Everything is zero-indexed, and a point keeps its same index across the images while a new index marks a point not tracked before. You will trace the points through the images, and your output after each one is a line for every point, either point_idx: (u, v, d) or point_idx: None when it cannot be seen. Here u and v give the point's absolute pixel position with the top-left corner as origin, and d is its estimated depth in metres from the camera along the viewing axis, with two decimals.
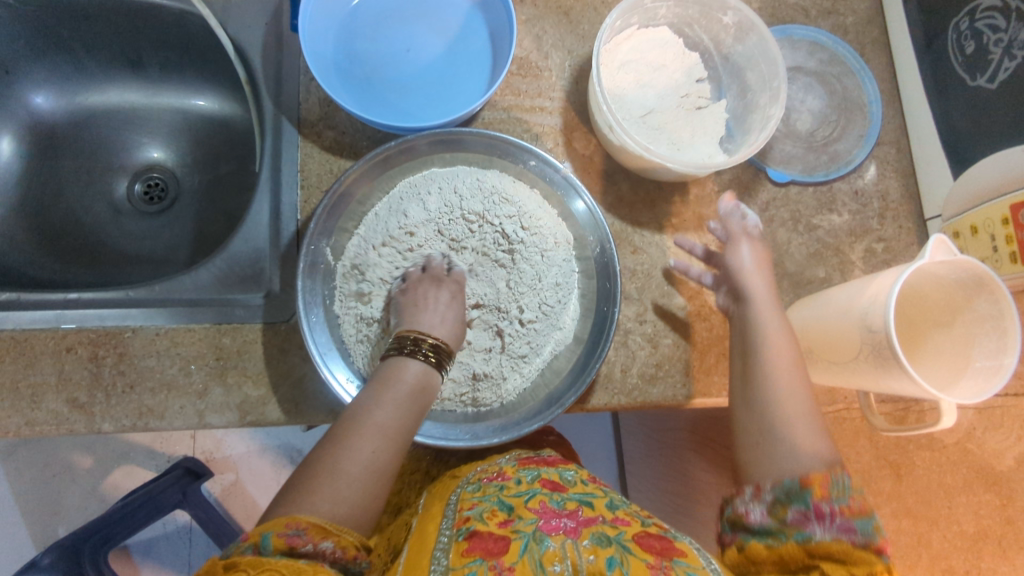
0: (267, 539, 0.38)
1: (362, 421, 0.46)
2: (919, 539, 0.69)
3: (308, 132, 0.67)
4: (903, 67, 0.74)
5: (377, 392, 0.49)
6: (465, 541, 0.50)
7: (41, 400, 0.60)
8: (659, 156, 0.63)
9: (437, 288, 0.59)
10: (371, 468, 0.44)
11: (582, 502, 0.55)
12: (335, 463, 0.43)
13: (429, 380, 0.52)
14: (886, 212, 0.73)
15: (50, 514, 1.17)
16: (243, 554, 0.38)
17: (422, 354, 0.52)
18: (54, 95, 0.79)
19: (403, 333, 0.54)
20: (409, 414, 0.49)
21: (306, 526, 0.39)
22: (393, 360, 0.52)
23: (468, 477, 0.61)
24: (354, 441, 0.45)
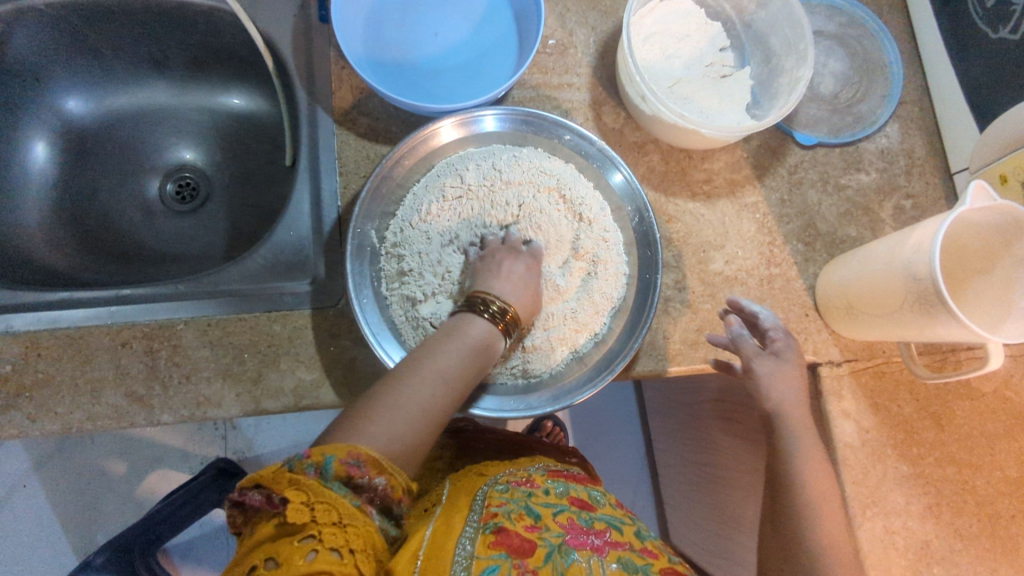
0: (329, 463, 0.39)
1: (425, 365, 0.47)
2: (964, 487, 0.69)
3: (343, 120, 0.68)
4: (920, 25, 0.76)
5: (441, 341, 0.50)
6: (492, 534, 0.51)
7: (100, 394, 0.61)
8: (694, 122, 0.64)
9: (512, 258, 0.59)
10: (426, 411, 0.45)
11: (611, 525, 0.58)
12: (396, 398, 0.44)
13: (491, 342, 0.52)
14: (912, 168, 0.74)
15: (88, 522, 1.17)
16: (306, 472, 0.38)
17: (489, 314, 0.53)
18: (85, 99, 0.80)
19: (474, 293, 0.54)
20: (471, 371, 0.49)
21: (366, 458, 0.40)
22: (460, 316, 0.53)
23: (496, 477, 0.62)
24: (417, 383, 0.46)
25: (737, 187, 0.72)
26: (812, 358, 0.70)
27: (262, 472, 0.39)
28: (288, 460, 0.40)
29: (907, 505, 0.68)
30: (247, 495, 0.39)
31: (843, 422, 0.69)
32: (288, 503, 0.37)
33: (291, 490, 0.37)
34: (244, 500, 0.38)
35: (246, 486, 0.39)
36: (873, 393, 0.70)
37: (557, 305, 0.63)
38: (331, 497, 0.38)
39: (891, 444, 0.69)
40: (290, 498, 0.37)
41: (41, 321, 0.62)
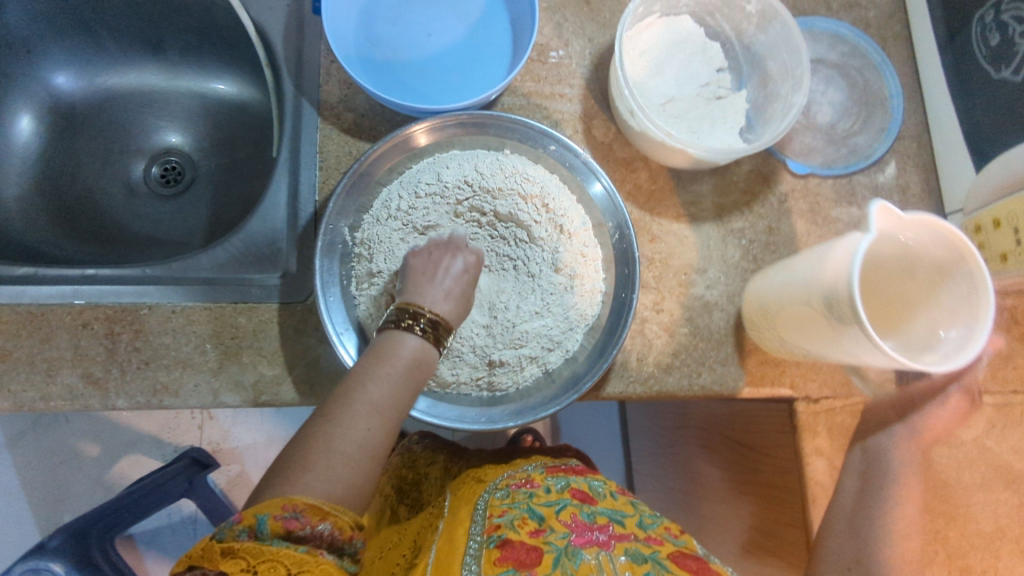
0: (262, 522, 0.40)
1: (354, 396, 0.46)
2: (937, 536, 0.67)
3: (328, 115, 0.67)
4: (925, 61, 0.74)
5: (369, 367, 0.48)
6: (496, 548, 0.51)
7: (57, 374, 0.60)
8: (681, 142, 0.62)
9: (450, 262, 0.57)
10: (363, 449, 0.44)
11: (613, 517, 0.57)
12: (328, 440, 0.43)
13: (426, 355, 0.51)
14: (906, 206, 0.73)
15: (55, 501, 1.16)
16: (240, 538, 0.40)
17: (419, 328, 0.51)
18: (76, 75, 0.80)
19: (401, 305, 0.52)
20: (405, 389, 0.48)
21: (302, 507, 0.40)
22: (388, 333, 0.51)
23: (496, 482, 0.63)
24: (348, 418, 0.44)
25: (725, 211, 0.71)
26: (790, 393, 0.69)
27: (194, 549, 0.40)
28: (221, 527, 0.41)
29: None
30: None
31: (815, 460, 0.68)
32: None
33: (228, 562, 0.39)
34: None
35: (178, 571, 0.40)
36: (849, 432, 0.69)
37: (528, 321, 0.61)
38: (274, 556, 0.39)
39: None
40: (229, 569, 0.38)
41: (2, 295, 0.60)
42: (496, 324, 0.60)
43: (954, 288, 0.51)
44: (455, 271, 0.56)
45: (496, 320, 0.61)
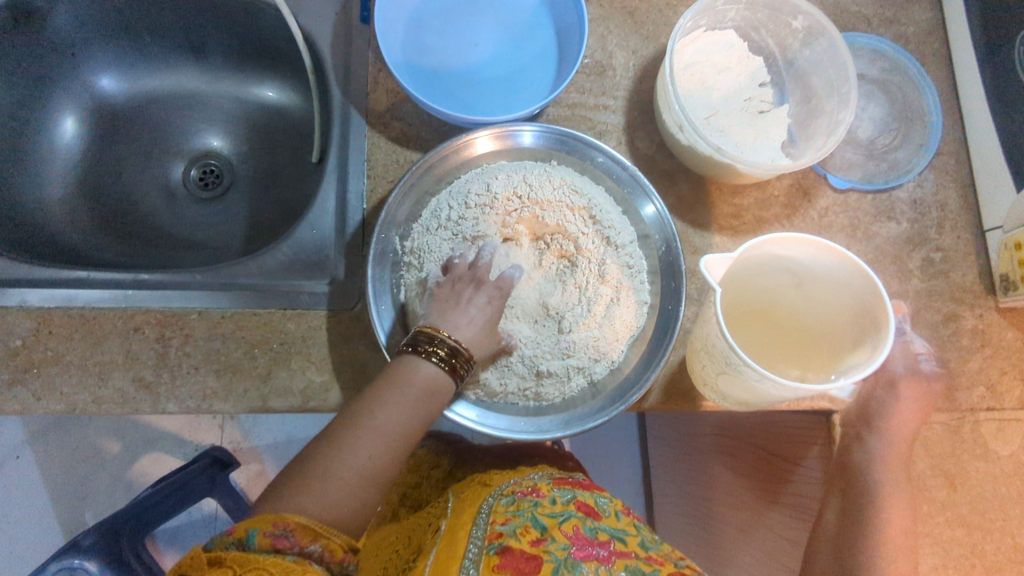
0: (253, 536, 0.39)
1: (361, 419, 0.46)
2: (972, 550, 0.68)
3: (376, 123, 0.67)
4: (964, 78, 0.75)
5: (380, 391, 0.48)
6: (496, 555, 0.52)
7: (109, 377, 0.61)
8: (731, 156, 0.63)
9: (473, 289, 0.56)
10: (363, 474, 0.44)
11: (615, 535, 0.57)
12: (327, 465, 0.43)
13: (441, 384, 0.50)
14: (944, 221, 0.73)
15: (77, 498, 1.16)
16: (228, 550, 0.39)
17: (437, 357, 0.51)
18: (119, 78, 0.81)
19: (424, 329, 0.52)
20: (415, 415, 0.48)
21: (294, 526, 0.40)
22: (404, 359, 0.51)
23: (501, 487, 0.62)
24: (353, 442, 0.44)
25: (765, 224, 0.71)
26: (828, 406, 0.69)
27: (182, 558, 0.38)
28: (208, 542, 0.40)
29: None
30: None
31: None
32: None
33: (214, 572, 0.37)
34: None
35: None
36: None
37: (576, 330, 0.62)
38: (260, 566, 0.37)
39: None
40: None
41: (55, 298, 0.62)
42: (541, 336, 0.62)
43: (828, 270, 0.54)
44: (477, 292, 0.56)
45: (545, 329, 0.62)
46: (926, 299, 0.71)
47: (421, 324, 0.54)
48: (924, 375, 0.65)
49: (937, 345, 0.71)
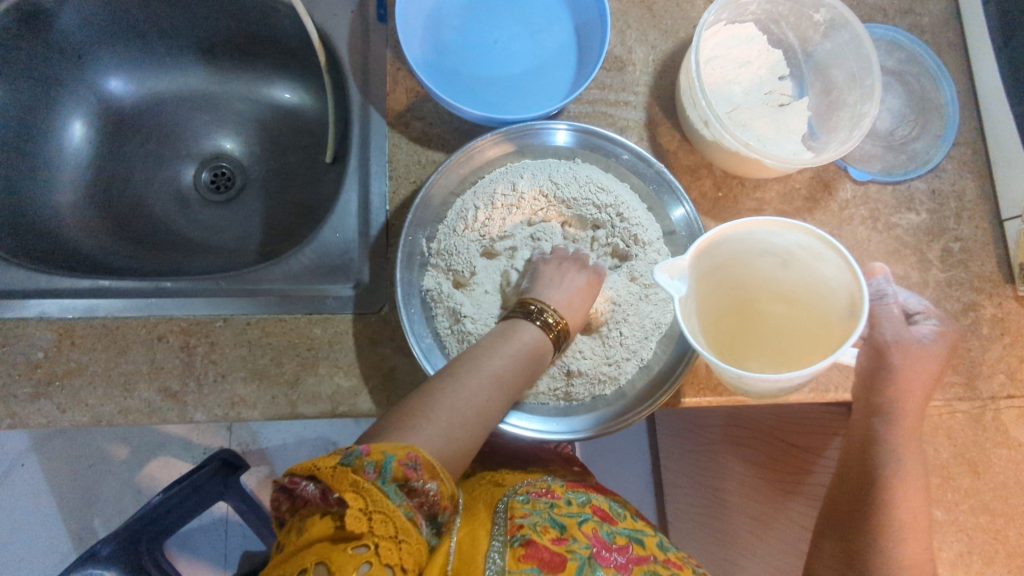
0: (388, 463, 0.38)
1: (480, 364, 0.47)
2: (996, 535, 0.69)
3: (396, 123, 0.66)
4: (980, 67, 0.75)
5: (496, 343, 0.50)
6: (521, 546, 0.50)
7: (134, 388, 0.60)
8: (759, 152, 0.62)
9: (574, 272, 0.59)
10: (480, 414, 0.45)
11: (632, 539, 0.58)
12: (454, 401, 0.44)
13: (544, 348, 0.52)
14: (963, 211, 0.73)
15: (86, 505, 1.14)
16: (365, 471, 0.38)
17: (542, 322, 0.52)
18: (127, 80, 0.79)
19: (530, 299, 0.54)
20: (523, 371, 0.49)
21: (424, 462, 0.40)
22: (513, 320, 0.53)
23: (515, 487, 0.61)
24: (471, 383, 0.46)
25: (787, 218, 0.71)
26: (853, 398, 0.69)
27: (324, 463, 0.38)
28: (346, 451, 0.39)
29: (938, 551, 0.69)
30: (302, 485, 0.39)
31: None
32: (347, 510, 0.36)
33: (350, 492, 0.37)
34: (300, 490, 0.39)
35: (299, 476, 0.39)
36: None
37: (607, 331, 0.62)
38: (388, 512, 0.37)
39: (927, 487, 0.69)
40: (351, 501, 0.37)
41: (76, 308, 0.61)
42: (603, 330, 0.62)
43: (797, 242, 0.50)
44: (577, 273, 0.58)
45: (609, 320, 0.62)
46: (946, 289, 0.72)
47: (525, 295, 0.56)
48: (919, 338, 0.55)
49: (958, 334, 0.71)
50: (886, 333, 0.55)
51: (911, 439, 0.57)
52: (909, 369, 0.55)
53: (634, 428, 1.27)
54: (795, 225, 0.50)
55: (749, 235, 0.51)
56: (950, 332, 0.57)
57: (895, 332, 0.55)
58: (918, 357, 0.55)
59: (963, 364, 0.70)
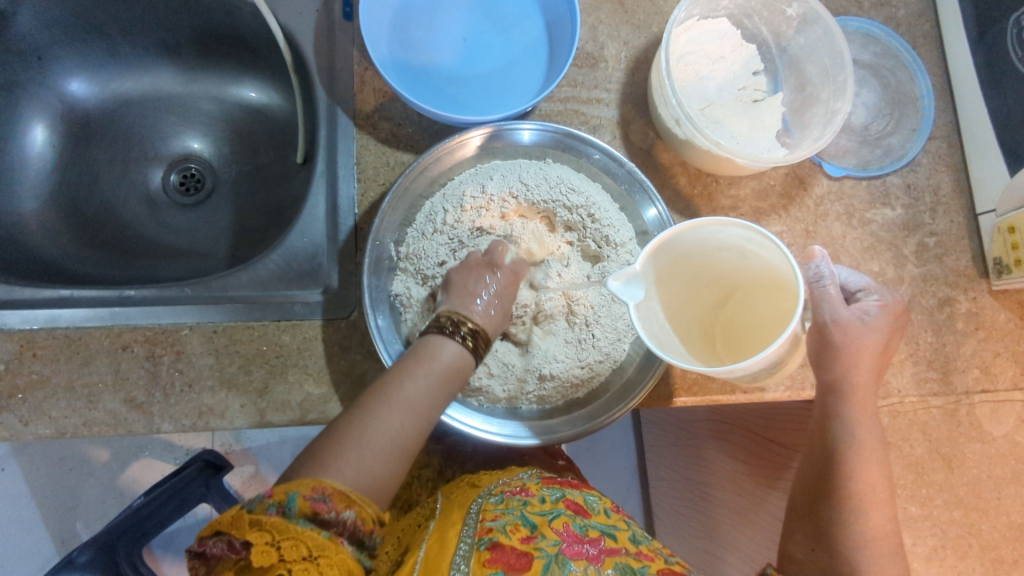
0: (293, 500, 0.39)
1: (391, 392, 0.45)
2: (969, 529, 0.70)
3: (364, 124, 0.65)
4: (955, 60, 0.74)
5: (409, 363, 0.47)
6: (487, 550, 0.49)
7: (98, 400, 0.59)
8: (729, 151, 0.62)
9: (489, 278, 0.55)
10: (396, 443, 0.44)
11: (605, 532, 0.55)
12: (363, 432, 0.43)
13: (465, 363, 0.50)
14: (938, 206, 0.73)
15: (67, 509, 1.12)
16: (267, 512, 0.38)
17: (461, 337, 0.50)
18: (89, 81, 0.77)
19: (447, 312, 0.52)
20: (443, 392, 0.48)
21: (331, 492, 0.39)
22: (430, 336, 0.50)
23: (490, 488, 0.60)
24: (383, 412, 0.44)
25: (762, 215, 0.71)
26: None
27: (224, 515, 0.39)
28: (249, 500, 0.40)
29: (912, 545, 0.70)
30: (206, 544, 0.39)
31: None
32: (251, 548, 0.37)
33: (254, 533, 0.37)
34: (205, 549, 0.39)
35: (204, 536, 0.39)
36: (886, 431, 0.70)
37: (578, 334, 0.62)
38: (299, 537, 0.38)
39: (901, 483, 0.70)
40: (254, 541, 0.37)
41: (37, 318, 0.59)
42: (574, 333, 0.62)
43: (742, 234, 0.52)
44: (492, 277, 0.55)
45: (569, 325, 0.62)
46: (921, 285, 0.71)
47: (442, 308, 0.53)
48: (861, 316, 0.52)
49: (933, 330, 0.71)
50: (824, 314, 0.52)
51: (865, 412, 0.54)
52: (852, 347, 0.51)
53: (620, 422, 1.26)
54: (731, 222, 0.51)
55: (702, 235, 0.54)
56: (893, 305, 0.54)
57: (832, 311, 0.51)
58: (857, 333, 0.51)
59: (938, 359, 0.70)
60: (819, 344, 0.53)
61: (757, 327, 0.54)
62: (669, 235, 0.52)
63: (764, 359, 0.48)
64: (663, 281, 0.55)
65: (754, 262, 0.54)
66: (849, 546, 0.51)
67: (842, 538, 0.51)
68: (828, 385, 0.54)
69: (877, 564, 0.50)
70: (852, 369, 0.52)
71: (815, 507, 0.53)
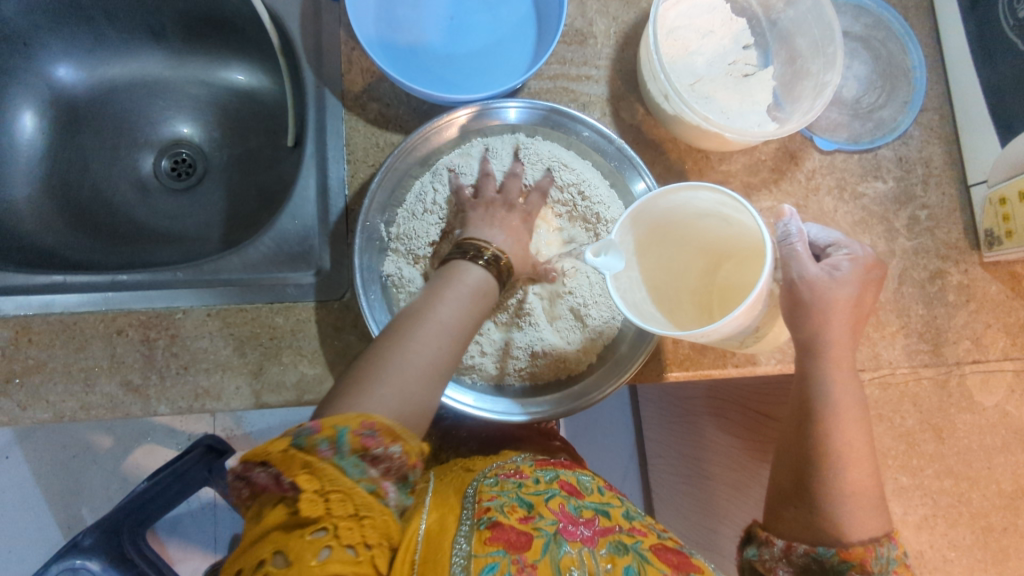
0: (343, 437, 0.38)
1: (425, 314, 0.46)
2: (959, 498, 0.71)
3: (352, 105, 0.65)
4: (947, 30, 0.73)
5: (440, 289, 0.48)
6: (487, 529, 0.48)
7: (95, 383, 0.59)
8: (718, 126, 0.62)
9: (506, 212, 0.57)
10: (434, 364, 0.44)
11: (598, 510, 0.55)
12: (401, 358, 0.43)
13: (489, 287, 0.50)
14: (929, 178, 0.73)
15: (71, 495, 1.13)
16: (319, 449, 0.37)
17: (484, 261, 0.51)
18: (77, 67, 0.77)
19: (466, 240, 0.53)
20: (475, 310, 0.48)
21: (380, 427, 0.39)
22: (455, 263, 0.51)
23: (483, 471, 0.59)
24: (418, 335, 0.44)
25: (754, 189, 0.71)
26: None
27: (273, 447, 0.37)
28: (295, 430, 0.38)
29: (903, 515, 0.71)
30: (252, 471, 0.37)
31: None
32: (301, 495, 0.36)
33: (304, 477, 0.37)
34: (250, 476, 0.37)
35: (251, 463, 0.37)
36: (877, 403, 0.70)
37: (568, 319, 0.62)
38: (347, 489, 0.37)
39: (893, 454, 0.71)
40: (305, 488, 0.36)
41: (32, 304, 0.60)
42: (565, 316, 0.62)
43: (718, 199, 0.52)
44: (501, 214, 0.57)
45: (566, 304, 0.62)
46: (912, 258, 0.71)
47: (461, 237, 0.54)
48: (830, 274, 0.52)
49: (924, 302, 0.71)
50: (791, 271, 0.52)
51: (842, 370, 0.54)
52: (824, 306, 0.51)
53: (618, 400, 1.27)
54: (703, 186, 0.51)
55: (682, 204, 0.54)
56: (864, 257, 0.53)
57: (801, 269, 0.51)
58: (826, 289, 0.51)
59: (930, 332, 0.70)
60: (790, 303, 0.53)
61: (741, 294, 0.54)
62: (645, 204, 0.53)
63: (735, 325, 0.50)
64: (646, 249, 0.56)
65: (735, 227, 0.54)
66: (832, 501, 0.52)
67: (824, 493, 0.52)
68: (805, 343, 0.54)
69: (856, 517, 0.51)
70: (828, 324, 0.52)
71: (799, 467, 0.54)
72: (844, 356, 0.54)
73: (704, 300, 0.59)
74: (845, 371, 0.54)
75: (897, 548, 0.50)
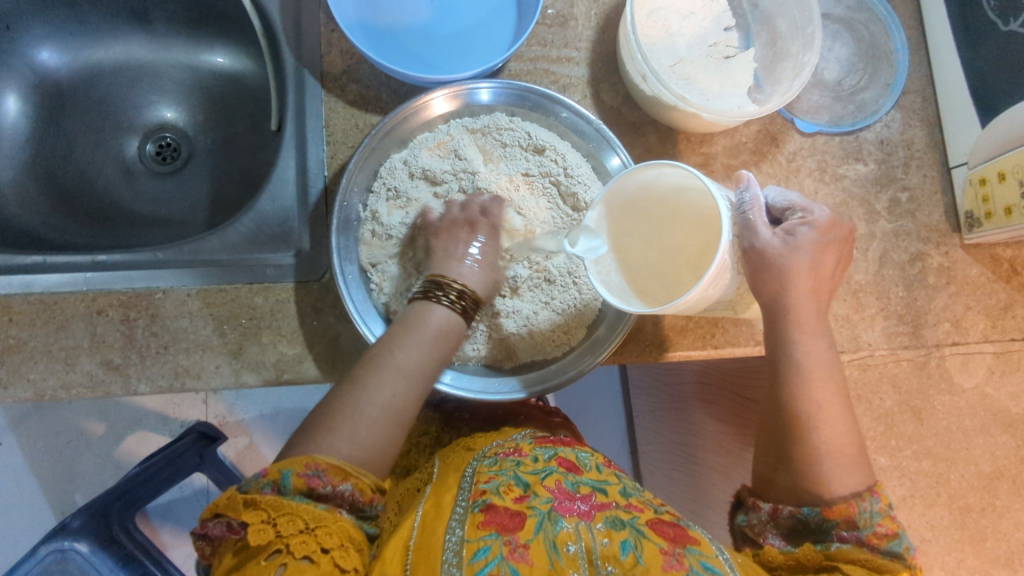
0: (287, 477, 0.41)
1: (384, 362, 0.48)
2: (938, 479, 0.72)
3: (332, 87, 0.65)
4: (930, 12, 0.73)
5: (402, 334, 0.50)
6: (480, 513, 0.48)
7: (75, 362, 0.60)
8: (696, 106, 0.62)
9: (469, 231, 0.58)
10: (390, 412, 0.46)
11: (596, 487, 0.53)
12: (355, 405, 0.46)
13: (453, 327, 0.52)
14: (911, 160, 0.73)
15: (64, 481, 1.14)
16: (263, 491, 0.41)
17: (448, 300, 0.52)
18: (60, 50, 0.77)
19: (429, 278, 0.54)
20: (436, 356, 0.50)
21: (325, 466, 0.42)
22: (417, 304, 0.53)
23: (483, 451, 0.59)
24: (377, 382, 0.47)
25: (735, 171, 0.71)
26: None
27: (221, 497, 0.41)
28: (244, 482, 0.42)
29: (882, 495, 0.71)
30: (209, 526, 0.41)
31: None
32: (250, 527, 0.39)
33: (250, 512, 0.40)
34: (207, 532, 0.41)
35: (204, 519, 0.41)
36: (857, 384, 0.70)
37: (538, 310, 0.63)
38: (293, 512, 0.40)
39: (872, 435, 0.71)
40: (251, 519, 0.40)
41: (12, 284, 0.60)
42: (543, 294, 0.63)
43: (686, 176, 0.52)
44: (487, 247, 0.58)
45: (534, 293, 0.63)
46: (893, 240, 0.71)
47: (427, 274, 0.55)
48: (787, 240, 0.52)
49: (905, 284, 0.71)
50: (744, 240, 0.52)
51: (808, 331, 0.54)
52: (779, 266, 0.52)
53: (608, 388, 1.27)
54: (665, 164, 0.52)
55: (657, 186, 0.55)
56: (821, 219, 0.54)
57: (753, 238, 0.52)
58: (780, 255, 0.52)
59: (910, 313, 0.71)
60: (749, 268, 0.53)
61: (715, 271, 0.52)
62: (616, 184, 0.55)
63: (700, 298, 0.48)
64: (627, 232, 0.57)
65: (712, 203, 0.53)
66: (814, 466, 0.51)
67: (806, 456, 0.51)
68: (768, 306, 0.54)
69: (837, 474, 0.51)
70: (788, 290, 0.53)
71: (779, 434, 0.53)
72: (808, 318, 0.54)
73: (696, 266, 0.54)
74: (817, 332, 0.54)
75: (879, 501, 0.50)
